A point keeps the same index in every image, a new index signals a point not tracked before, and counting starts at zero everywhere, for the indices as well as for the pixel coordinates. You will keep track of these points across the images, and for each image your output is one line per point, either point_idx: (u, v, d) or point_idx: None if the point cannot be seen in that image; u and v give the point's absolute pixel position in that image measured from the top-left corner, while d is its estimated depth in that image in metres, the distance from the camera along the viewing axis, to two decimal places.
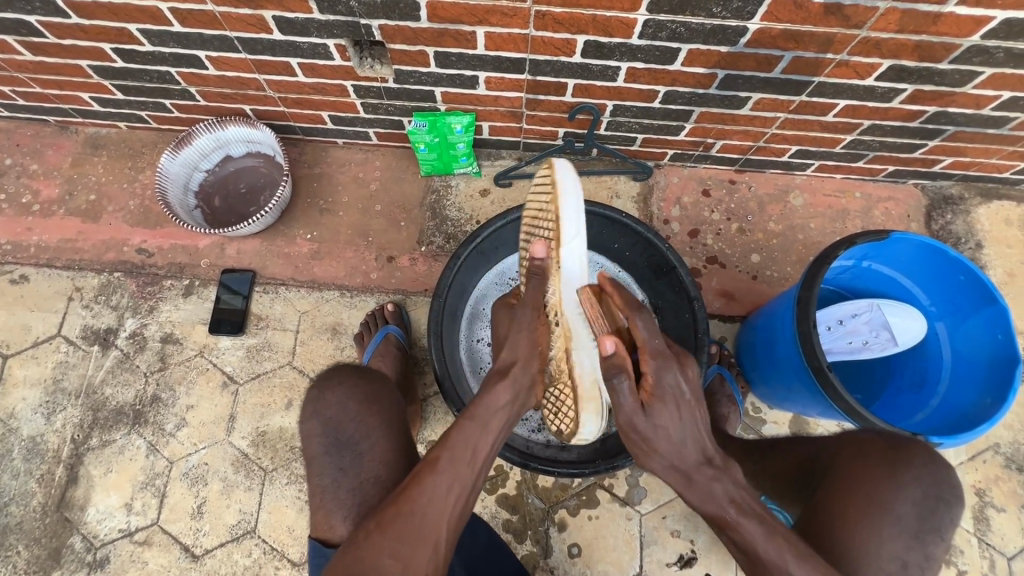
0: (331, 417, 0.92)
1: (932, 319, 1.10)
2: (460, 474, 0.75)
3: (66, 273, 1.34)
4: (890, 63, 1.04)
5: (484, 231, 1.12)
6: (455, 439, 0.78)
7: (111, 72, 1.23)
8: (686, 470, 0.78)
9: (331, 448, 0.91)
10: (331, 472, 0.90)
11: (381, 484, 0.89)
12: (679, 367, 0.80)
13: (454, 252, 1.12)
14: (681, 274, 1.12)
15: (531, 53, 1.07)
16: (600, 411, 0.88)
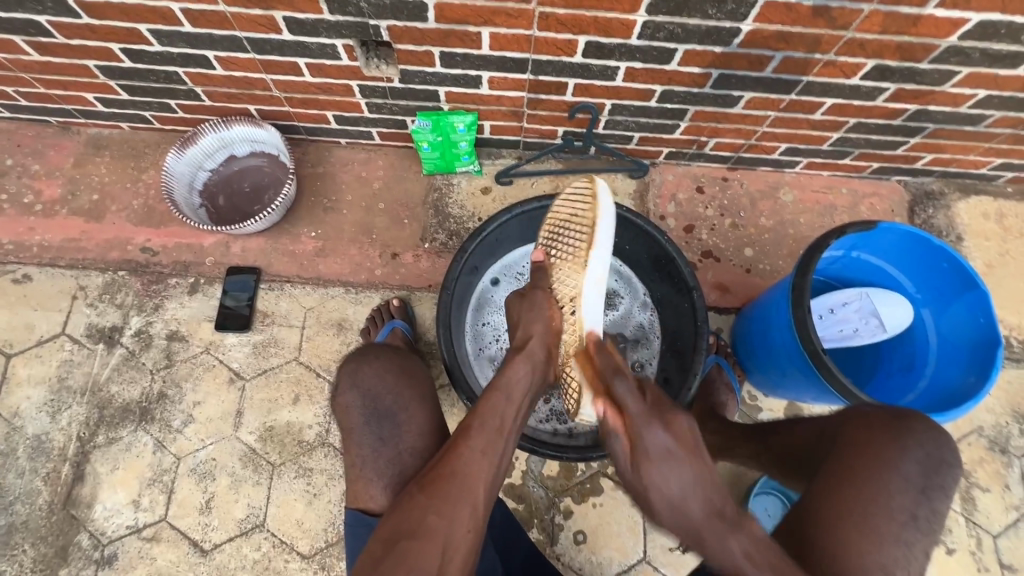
0: (370, 389, 0.98)
1: (918, 306, 1.15)
2: (491, 439, 0.80)
3: (69, 272, 1.35)
4: (874, 63, 1.10)
5: (490, 224, 1.15)
6: (488, 406, 0.83)
7: (118, 72, 1.24)
8: (695, 526, 0.74)
9: (370, 420, 0.96)
10: (370, 444, 0.95)
11: (419, 453, 0.96)
12: (664, 426, 0.80)
13: (460, 245, 1.14)
14: (680, 265, 1.16)
15: (534, 53, 1.11)
16: None
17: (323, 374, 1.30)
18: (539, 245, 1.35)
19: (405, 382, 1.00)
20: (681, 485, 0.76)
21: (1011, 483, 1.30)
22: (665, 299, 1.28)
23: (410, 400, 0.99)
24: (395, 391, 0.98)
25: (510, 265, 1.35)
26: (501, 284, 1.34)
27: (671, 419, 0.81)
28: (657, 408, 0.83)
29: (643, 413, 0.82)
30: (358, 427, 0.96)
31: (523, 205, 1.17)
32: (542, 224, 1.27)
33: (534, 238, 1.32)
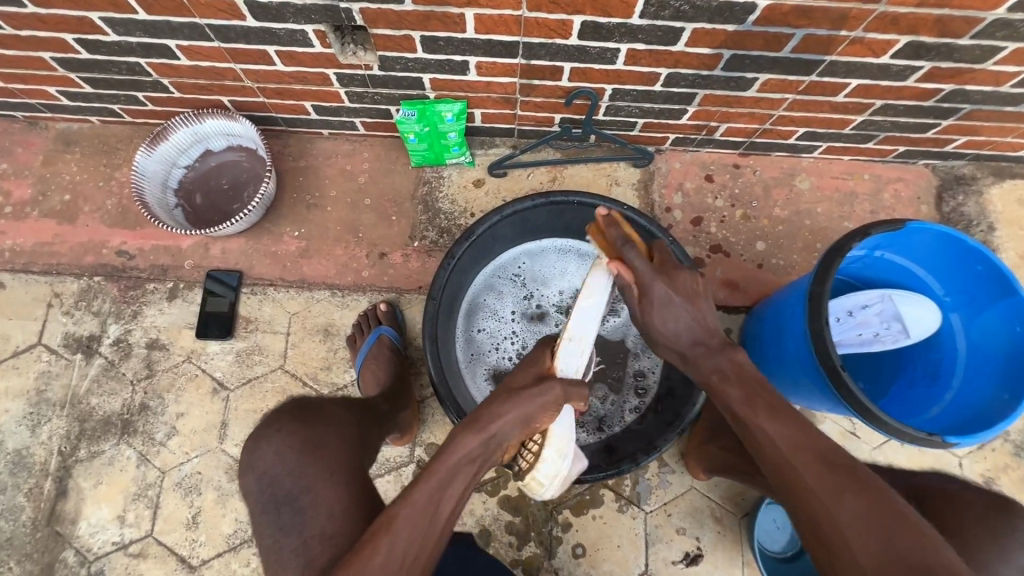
0: (267, 471, 0.80)
1: (946, 311, 1.06)
2: (422, 532, 0.67)
3: (43, 278, 1.29)
4: (907, 39, 0.97)
5: (479, 227, 1.06)
6: (416, 498, 0.68)
7: (77, 64, 1.15)
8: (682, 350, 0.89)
9: (269, 508, 0.78)
10: (269, 533, 0.76)
11: (329, 540, 0.74)
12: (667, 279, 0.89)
13: (447, 249, 1.06)
14: None
15: (525, 35, 0.99)
16: (563, 454, 0.86)
17: (310, 383, 1.25)
18: (535, 243, 1.26)
19: (313, 454, 0.82)
20: (680, 318, 0.88)
21: None
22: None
23: (316, 478, 0.80)
24: (300, 472, 0.80)
25: (504, 266, 1.26)
26: (495, 285, 1.26)
27: (678, 276, 0.89)
28: (662, 267, 0.90)
29: (652, 269, 0.89)
30: (257, 517, 0.79)
31: (515, 205, 1.07)
32: (537, 223, 1.18)
33: (529, 237, 1.23)
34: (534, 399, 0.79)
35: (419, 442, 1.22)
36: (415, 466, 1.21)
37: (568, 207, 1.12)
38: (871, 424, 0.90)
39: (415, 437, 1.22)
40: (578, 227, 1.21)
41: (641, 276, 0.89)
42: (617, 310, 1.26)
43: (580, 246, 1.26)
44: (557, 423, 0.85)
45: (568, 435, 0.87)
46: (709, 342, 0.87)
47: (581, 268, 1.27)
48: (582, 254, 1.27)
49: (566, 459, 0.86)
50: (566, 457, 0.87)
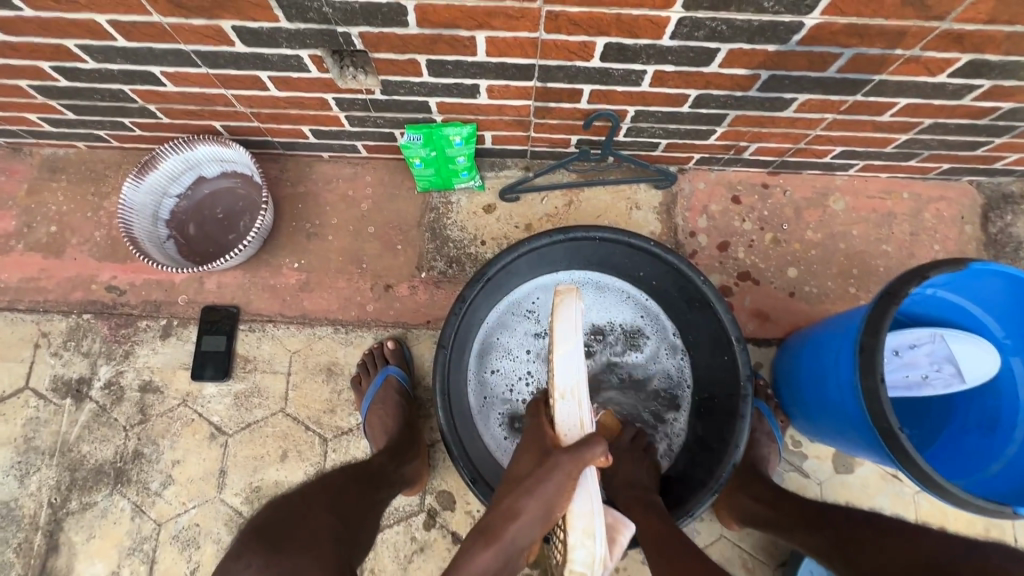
0: None
1: (1004, 353, 0.97)
2: None
3: (30, 317, 1.22)
4: (970, 58, 0.87)
5: (493, 267, 0.98)
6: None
7: (57, 92, 1.07)
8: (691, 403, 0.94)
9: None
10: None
11: None
12: None
13: (459, 292, 0.99)
14: (717, 310, 0.99)
15: (541, 58, 0.90)
16: (592, 531, 0.74)
17: (312, 427, 1.17)
18: (551, 275, 1.18)
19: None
20: None
21: None
22: (699, 344, 1.10)
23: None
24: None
25: (520, 303, 1.18)
26: (510, 321, 1.18)
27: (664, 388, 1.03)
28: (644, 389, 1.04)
29: None
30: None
31: (531, 242, 1.00)
32: (555, 257, 1.10)
33: (545, 271, 1.15)
34: (545, 485, 0.73)
35: (430, 490, 1.14)
36: (426, 516, 1.13)
37: (587, 241, 1.06)
38: (935, 494, 0.81)
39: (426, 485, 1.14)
40: (597, 259, 1.14)
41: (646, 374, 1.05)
42: (640, 345, 1.19)
43: (601, 280, 1.19)
44: (576, 498, 0.76)
45: (592, 510, 0.75)
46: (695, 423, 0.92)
47: (601, 302, 1.20)
48: (600, 285, 1.20)
49: (598, 538, 0.73)
50: (599, 536, 0.74)
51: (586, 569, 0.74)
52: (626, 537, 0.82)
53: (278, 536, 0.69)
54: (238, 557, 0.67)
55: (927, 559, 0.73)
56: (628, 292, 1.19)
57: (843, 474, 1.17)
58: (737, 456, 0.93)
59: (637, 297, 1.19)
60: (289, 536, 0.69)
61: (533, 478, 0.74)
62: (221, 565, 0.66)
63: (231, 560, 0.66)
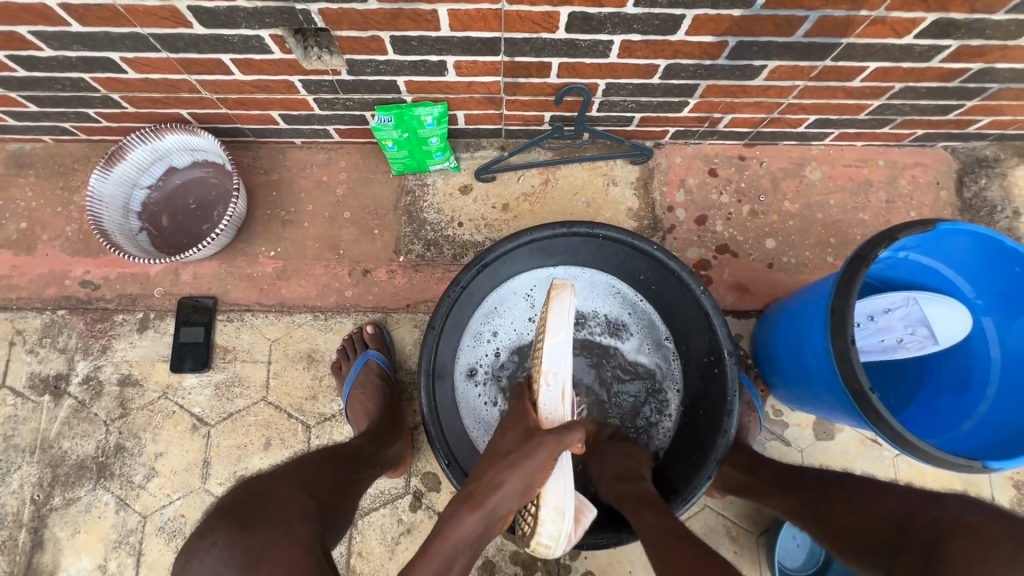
0: None
1: (977, 313, 0.97)
2: None
3: (3, 315, 1.20)
4: (935, 17, 0.87)
5: (490, 254, 0.98)
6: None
7: (16, 82, 1.05)
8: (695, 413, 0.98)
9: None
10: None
11: None
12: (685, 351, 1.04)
13: (455, 275, 0.98)
14: (714, 321, 0.97)
15: (507, 31, 0.89)
16: (562, 510, 0.78)
17: (295, 414, 1.17)
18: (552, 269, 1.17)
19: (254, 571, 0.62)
20: None
21: None
22: (691, 352, 1.09)
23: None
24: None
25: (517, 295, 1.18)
26: (500, 311, 1.17)
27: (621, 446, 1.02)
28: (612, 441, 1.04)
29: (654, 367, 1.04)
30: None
31: (532, 233, 0.99)
32: (555, 250, 1.09)
33: (543, 264, 1.14)
34: (531, 461, 0.74)
35: (414, 471, 1.15)
36: (412, 498, 1.14)
37: (592, 239, 1.04)
38: (909, 452, 0.82)
39: (411, 468, 1.15)
40: (599, 258, 1.12)
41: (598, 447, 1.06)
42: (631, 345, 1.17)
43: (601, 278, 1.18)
44: (551, 479, 0.79)
45: (564, 490, 0.79)
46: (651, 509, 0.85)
47: (599, 302, 1.19)
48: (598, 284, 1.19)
49: (567, 517, 0.78)
50: (567, 514, 0.79)
51: (551, 543, 0.78)
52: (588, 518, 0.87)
53: (249, 514, 0.69)
54: (202, 538, 0.66)
55: (898, 517, 0.75)
56: (625, 295, 1.18)
57: (824, 441, 1.19)
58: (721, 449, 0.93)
59: (633, 300, 1.18)
60: (261, 515, 0.69)
61: (516, 453, 0.75)
62: (190, 546, 0.66)
63: (195, 542, 0.66)
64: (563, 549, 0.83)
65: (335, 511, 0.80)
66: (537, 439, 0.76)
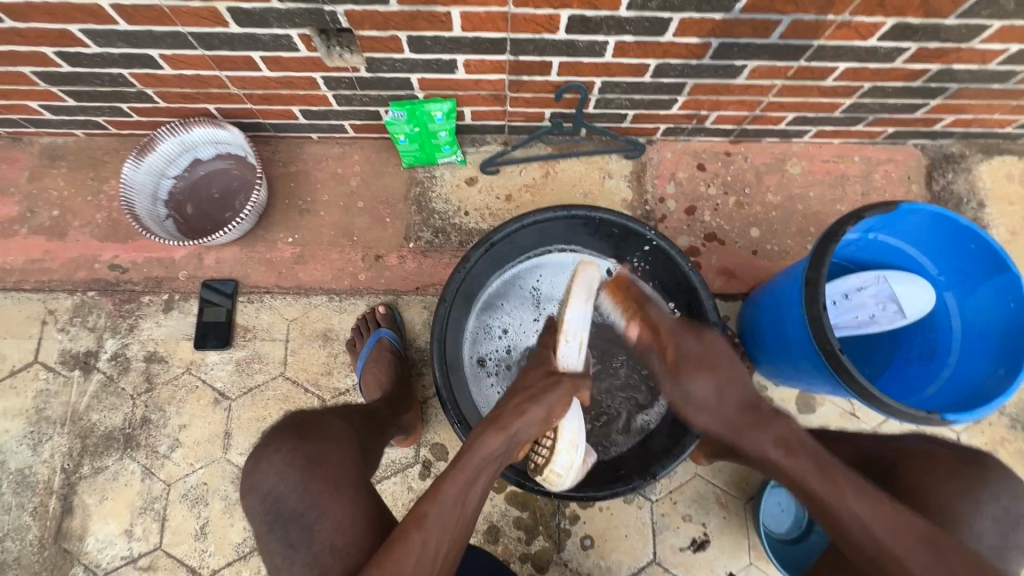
0: (270, 491, 0.80)
1: (940, 289, 1.07)
2: (449, 525, 0.72)
3: (36, 296, 1.28)
4: (894, 21, 0.97)
5: (499, 233, 1.07)
6: (444, 496, 0.73)
7: (59, 78, 1.13)
8: (728, 418, 0.96)
9: (275, 525, 0.78)
10: (279, 550, 0.77)
11: (340, 552, 0.75)
12: (698, 338, 1.03)
13: (465, 252, 1.07)
14: (702, 294, 1.06)
15: (512, 32, 0.99)
16: (576, 443, 0.91)
17: (312, 389, 1.25)
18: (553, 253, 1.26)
19: (314, 472, 0.80)
20: (710, 393, 0.99)
21: None
22: None
23: (320, 493, 0.79)
24: None
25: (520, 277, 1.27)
26: (504, 294, 1.27)
27: (703, 332, 1.03)
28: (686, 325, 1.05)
29: (669, 371, 1.03)
30: (263, 535, 0.79)
31: (536, 214, 1.08)
32: (556, 233, 1.18)
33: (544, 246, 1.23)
34: (550, 396, 0.89)
35: (424, 442, 1.22)
36: (422, 467, 1.21)
37: (590, 221, 1.13)
38: (875, 406, 0.91)
39: (420, 439, 1.22)
40: (597, 241, 1.22)
41: (670, 332, 1.05)
42: None
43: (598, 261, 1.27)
44: (567, 417, 0.93)
45: (578, 428, 0.93)
46: (754, 404, 0.96)
47: None
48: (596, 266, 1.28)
49: (580, 450, 0.91)
50: (578, 448, 0.92)
51: (563, 472, 0.90)
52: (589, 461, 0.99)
53: (306, 431, 0.86)
54: (268, 446, 0.84)
55: None
56: None
57: (806, 414, 1.27)
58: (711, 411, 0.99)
59: None
60: (313, 433, 0.86)
61: (539, 389, 0.91)
62: (259, 452, 0.83)
63: (262, 449, 0.84)
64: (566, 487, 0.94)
65: (373, 451, 0.95)
66: (554, 381, 0.93)
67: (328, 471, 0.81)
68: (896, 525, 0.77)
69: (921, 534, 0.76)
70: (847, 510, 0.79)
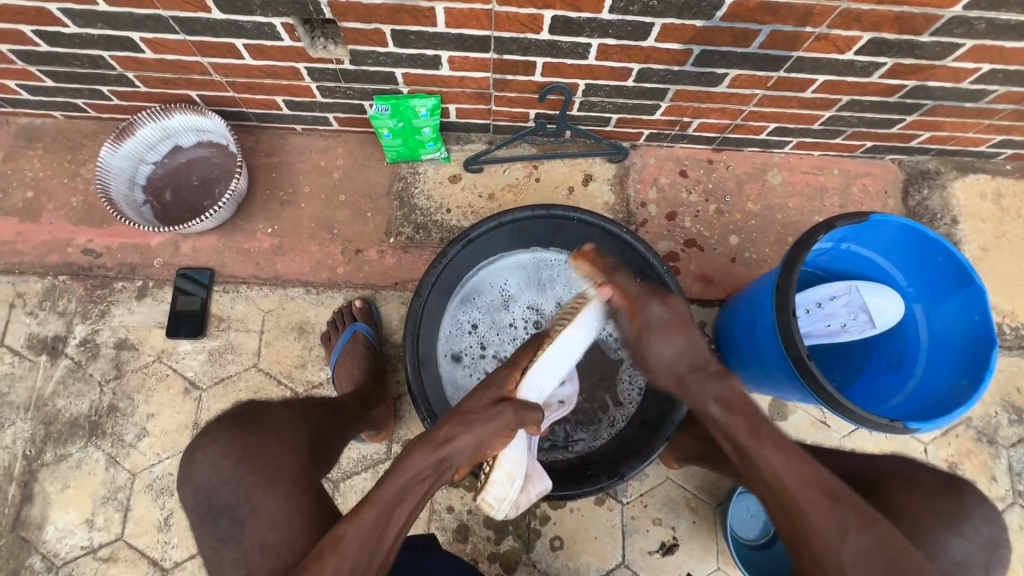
0: (205, 483, 0.80)
1: (909, 300, 1.10)
2: (368, 550, 0.69)
3: (6, 278, 1.26)
4: (870, 36, 1.00)
5: (475, 230, 1.07)
6: (363, 518, 0.70)
7: (37, 57, 1.12)
8: (680, 376, 0.87)
9: (208, 519, 0.79)
10: (210, 546, 0.77)
11: (272, 549, 0.74)
12: (662, 301, 0.89)
13: (441, 249, 1.07)
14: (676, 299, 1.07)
15: (496, 30, 0.99)
16: (513, 477, 0.88)
17: (285, 381, 1.24)
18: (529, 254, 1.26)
19: (249, 465, 0.80)
20: (674, 349, 0.86)
21: (998, 474, 1.25)
22: None
23: (253, 487, 0.78)
24: None
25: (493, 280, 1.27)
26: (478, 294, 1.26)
27: (666, 298, 0.89)
28: (650, 289, 0.91)
29: (644, 290, 0.90)
30: (197, 528, 0.79)
31: (514, 213, 1.09)
32: (534, 233, 1.19)
33: (522, 247, 1.24)
34: (487, 425, 0.82)
35: (397, 438, 1.22)
36: (393, 463, 1.20)
37: (567, 222, 1.14)
38: (841, 413, 0.92)
39: (393, 435, 1.21)
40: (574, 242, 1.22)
41: (632, 296, 0.89)
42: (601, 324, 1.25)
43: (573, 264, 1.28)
44: (508, 448, 0.88)
45: (519, 459, 0.89)
46: (706, 368, 0.86)
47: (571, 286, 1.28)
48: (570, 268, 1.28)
49: (516, 485, 0.89)
50: (516, 480, 0.89)
51: (495, 502, 0.89)
52: (541, 488, 0.94)
53: (250, 422, 0.86)
54: (204, 436, 0.83)
55: None
56: None
57: (778, 421, 1.28)
58: (683, 411, 1.00)
59: None
60: (258, 424, 0.86)
61: (476, 415, 0.82)
62: (196, 442, 0.83)
63: (197, 440, 0.83)
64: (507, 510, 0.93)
65: (329, 444, 0.95)
66: (499, 407, 0.84)
67: (266, 463, 0.80)
68: (817, 485, 0.74)
69: (828, 490, 0.73)
70: (762, 459, 0.77)
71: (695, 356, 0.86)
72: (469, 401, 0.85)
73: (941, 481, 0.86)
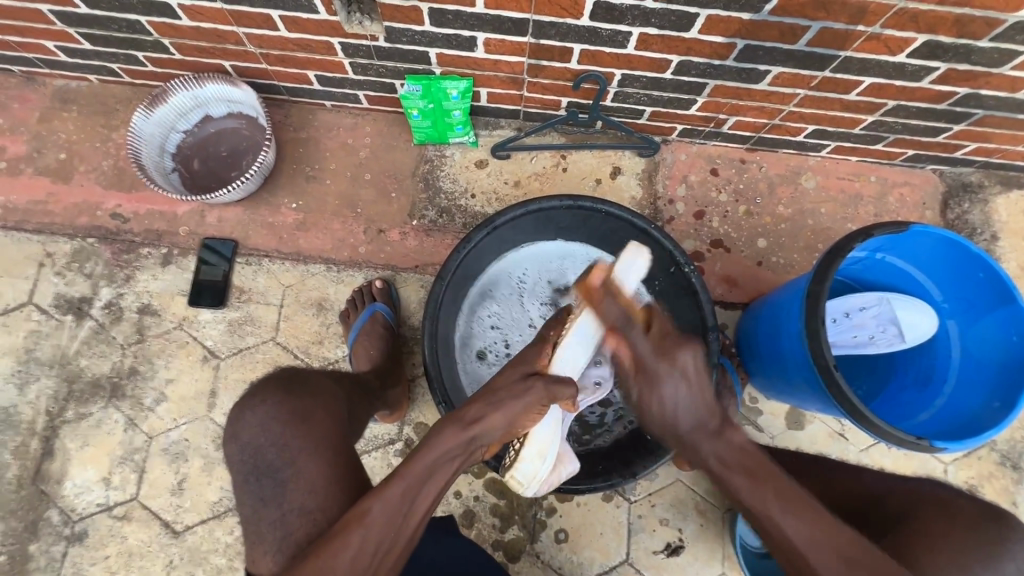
0: (251, 441, 0.82)
1: (943, 317, 1.06)
2: (393, 524, 0.70)
3: (36, 237, 1.28)
4: (926, 38, 0.95)
5: (502, 215, 1.06)
6: (389, 493, 0.71)
7: (75, 19, 1.13)
8: (679, 435, 0.81)
9: (249, 477, 0.80)
10: (251, 503, 0.78)
11: (309, 514, 0.76)
12: (671, 363, 0.82)
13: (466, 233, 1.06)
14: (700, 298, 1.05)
15: (535, 13, 0.97)
16: (542, 455, 0.87)
17: (301, 356, 1.24)
18: (552, 243, 1.25)
19: (297, 428, 0.82)
20: (678, 402, 0.81)
21: (1020, 500, 1.21)
22: None
23: (295, 453, 0.80)
24: None
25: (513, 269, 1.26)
26: (497, 288, 1.26)
27: (678, 356, 0.82)
28: (661, 347, 0.85)
29: (651, 351, 0.84)
30: (239, 484, 0.80)
31: (542, 201, 1.07)
32: (559, 223, 1.17)
33: (545, 236, 1.22)
34: (515, 410, 0.80)
35: (408, 420, 1.22)
36: (403, 445, 1.21)
37: (595, 214, 1.12)
38: (866, 427, 0.90)
39: (405, 416, 1.22)
40: (600, 235, 1.20)
41: (639, 360, 0.85)
42: None
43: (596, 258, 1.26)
44: (540, 424, 0.87)
45: (550, 437, 0.88)
46: (708, 426, 0.79)
47: None
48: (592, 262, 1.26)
49: (546, 462, 0.88)
50: (546, 459, 0.88)
51: (524, 481, 0.88)
52: (569, 469, 0.96)
53: (298, 387, 0.88)
54: (255, 396, 0.85)
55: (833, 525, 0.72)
56: None
57: (794, 430, 1.26)
58: None
59: None
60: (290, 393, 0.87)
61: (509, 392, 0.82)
62: (236, 404, 0.85)
63: (247, 398, 0.85)
64: (535, 491, 0.92)
65: (360, 417, 0.95)
66: (530, 383, 0.83)
67: (312, 429, 0.83)
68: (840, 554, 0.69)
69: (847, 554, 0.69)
70: (774, 515, 0.72)
71: (700, 415, 0.80)
72: (497, 385, 0.83)
73: (971, 504, 0.83)
